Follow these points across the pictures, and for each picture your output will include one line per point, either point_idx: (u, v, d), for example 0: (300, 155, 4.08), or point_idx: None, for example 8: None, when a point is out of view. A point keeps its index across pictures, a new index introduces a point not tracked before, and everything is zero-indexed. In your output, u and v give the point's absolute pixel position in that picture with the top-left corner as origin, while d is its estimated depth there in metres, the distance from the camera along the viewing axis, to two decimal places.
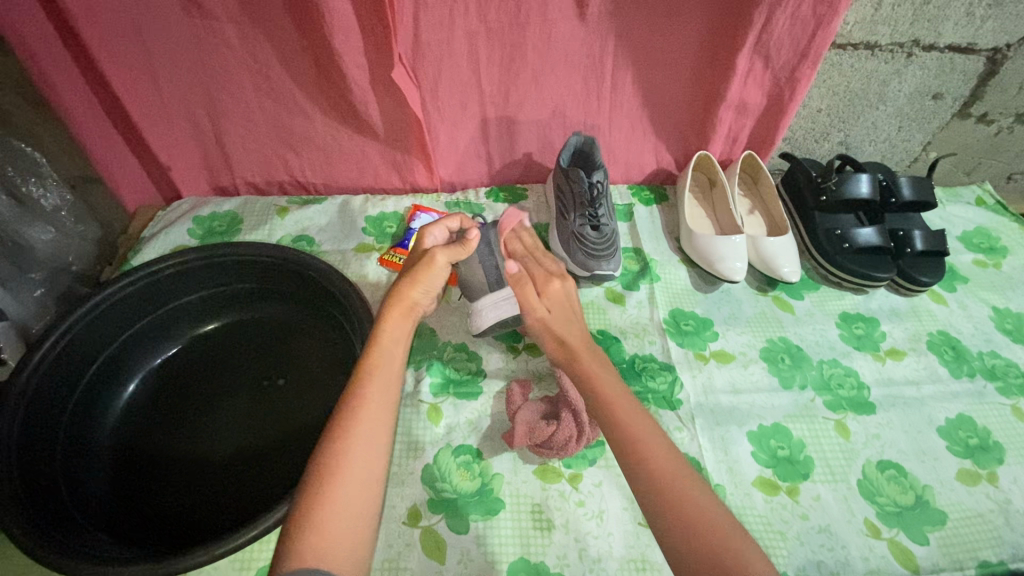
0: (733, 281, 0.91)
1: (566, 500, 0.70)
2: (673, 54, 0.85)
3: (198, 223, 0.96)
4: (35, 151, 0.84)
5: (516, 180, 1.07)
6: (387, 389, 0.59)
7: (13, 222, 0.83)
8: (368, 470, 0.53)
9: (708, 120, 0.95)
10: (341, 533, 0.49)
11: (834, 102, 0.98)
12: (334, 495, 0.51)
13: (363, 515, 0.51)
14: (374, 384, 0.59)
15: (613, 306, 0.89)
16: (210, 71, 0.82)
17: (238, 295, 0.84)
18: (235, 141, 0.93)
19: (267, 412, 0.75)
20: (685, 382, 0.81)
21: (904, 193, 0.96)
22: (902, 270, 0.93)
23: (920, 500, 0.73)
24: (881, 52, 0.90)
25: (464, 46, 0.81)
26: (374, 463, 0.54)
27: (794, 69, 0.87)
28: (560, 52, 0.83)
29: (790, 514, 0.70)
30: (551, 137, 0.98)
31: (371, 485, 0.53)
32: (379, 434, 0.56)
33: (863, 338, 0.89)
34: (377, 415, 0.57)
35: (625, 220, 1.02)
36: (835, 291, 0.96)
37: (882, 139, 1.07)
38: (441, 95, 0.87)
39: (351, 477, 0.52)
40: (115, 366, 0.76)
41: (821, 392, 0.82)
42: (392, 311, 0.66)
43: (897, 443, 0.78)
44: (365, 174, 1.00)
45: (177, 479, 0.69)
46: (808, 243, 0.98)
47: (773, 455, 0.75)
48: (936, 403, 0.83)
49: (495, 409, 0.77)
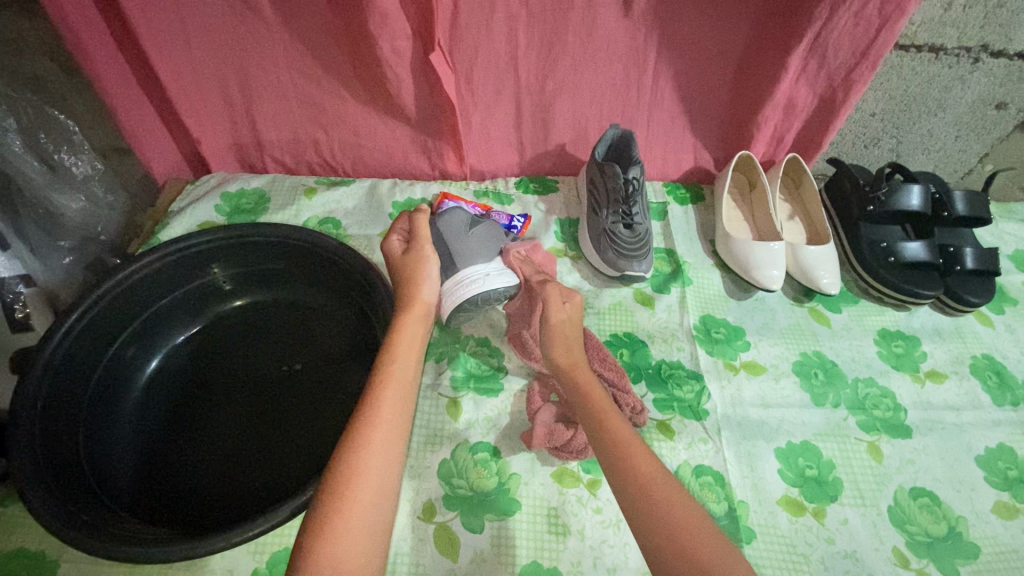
0: (769, 289, 0.87)
1: (583, 506, 0.68)
2: (723, 48, 0.81)
3: (226, 199, 0.95)
4: (67, 119, 0.84)
5: (547, 171, 1.04)
6: (404, 398, 0.59)
7: (44, 188, 0.84)
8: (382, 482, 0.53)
9: (753, 120, 0.90)
10: (355, 552, 0.48)
11: (889, 106, 0.93)
12: (348, 510, 0.50)
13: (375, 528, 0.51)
14: (389, 392, 0.58)
15: (641, 309, 0.87)
16: (244, 45, 0.80)
17: (263, 275, 0.83)
18: (266, 118, 0.91)
19: (286, 397, 0.74)
20: (713, 393, 0.79)
21: (957, 207, 0.91)
22: (949, 288, 0.89)
23: (953, 532, 0.70)
24: (946, 55, 0.84)
25: (503, 31, 0.78)
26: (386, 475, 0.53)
27: (850, 71, 0.82)
28: (602, 42, 0.80)
29: (815, 537, 0.68)
30: (586, 129, 0.95)
31: (385, 498, 0.53)
32: (393, 443, 0.55)
33: (902, 357, 0.86)
34: (392, 425, 0.56)
35: (659, 219, 0.98)
36: (876, 305, 0.92)
37: (936, 148, 1.01)
38: (476, 81, 0.84)
39: (368, 489, 0.52)
40: (139, 341, 0.76)
41: (855, 411, 0.79)
42: (408, 315, 0.67)
43: (932, 470, 0.75)
44: (395, 158, 0.98)
45: (197, 459, 0.69)
46: (850, 253, 0.93)
47: (801, 475, 0.73)
48: (976, 430, 0.79)
49: (515, 408, 0.75)
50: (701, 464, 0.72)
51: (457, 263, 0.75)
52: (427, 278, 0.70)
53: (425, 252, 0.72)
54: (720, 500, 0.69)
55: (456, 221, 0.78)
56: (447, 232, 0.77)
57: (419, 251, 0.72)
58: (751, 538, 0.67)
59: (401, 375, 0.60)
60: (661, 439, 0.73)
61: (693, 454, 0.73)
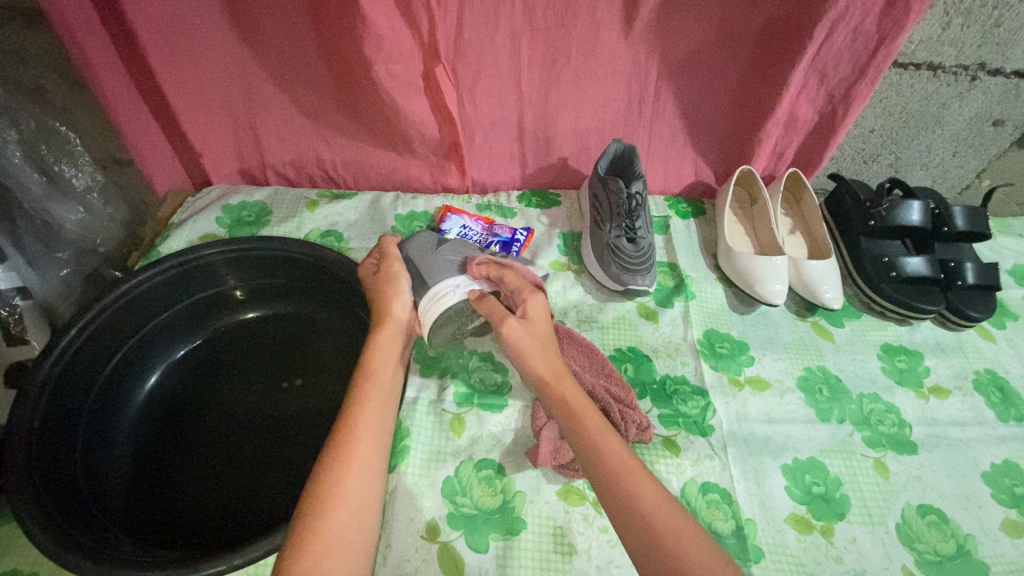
0: (772, 304, 0.87)
1: (590, 525, 0.67)
2: (725, 64, 0.82)
3: (227, 211, 0.94)
4: (68, 132, 0.84)
5: (549, 185, 1.04)
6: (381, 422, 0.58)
7: (43, 200, 0.83)
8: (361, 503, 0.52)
9: (754, 136, 0.91)
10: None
11: (888, 123, 0.94)
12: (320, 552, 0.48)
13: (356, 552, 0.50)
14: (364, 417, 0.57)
15: (645, 323, 0.86)
16: (248, 58, 0.80)
17: (265, 288, 0.82)
18: (268, 131, 0.91)
19: (287, 413, 0.73)
20: (718, 408, 0.78)
21: (957, 223, 0.91)
22: (951, 303, 0.89)
23: (962, 550, 0.69)
24: (944, 73, 0.86)
25: (507, 47, 0.78)
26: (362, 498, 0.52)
27: (850, 88, 0.83)
28: (605, 58, 0.80)
29: (824, 556, 0.67)
30: (589, 144, 0.95)
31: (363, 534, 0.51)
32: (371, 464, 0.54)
33: (906, 372, 0.86)
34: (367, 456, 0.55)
35: (661, 233, 0.98)
36: (879, 319, 0.92)
37: (934, 164, 1.02)
38: (480, 96, 0.85)
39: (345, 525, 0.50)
40: (139, 355, 0.74)
41: (860, 427, 0.79)
42: (383, 331, 0.66)
43: (939, 487, 0.74)
44: (397, 171, 0.98)
45: (195, 477, 0.68)
46: (852, 268, 0.94)
47: (808, 492, 0.72)
48: (981, 446, 0.79)
49: (520, 424, 0.75)
50: (708, 481, 0.71)
51: (428, 281, 0.72)
52: (399, 292, 0.69)
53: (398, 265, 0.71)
54: (728, 518, 0.69)
55: (424, 243, 0.77)
56: (416, 255, 0.75)
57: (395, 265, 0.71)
58: (759, 557, 0.66)
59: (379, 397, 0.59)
60: (666, 455, 0.73)
61: (699, 471, 0.72)
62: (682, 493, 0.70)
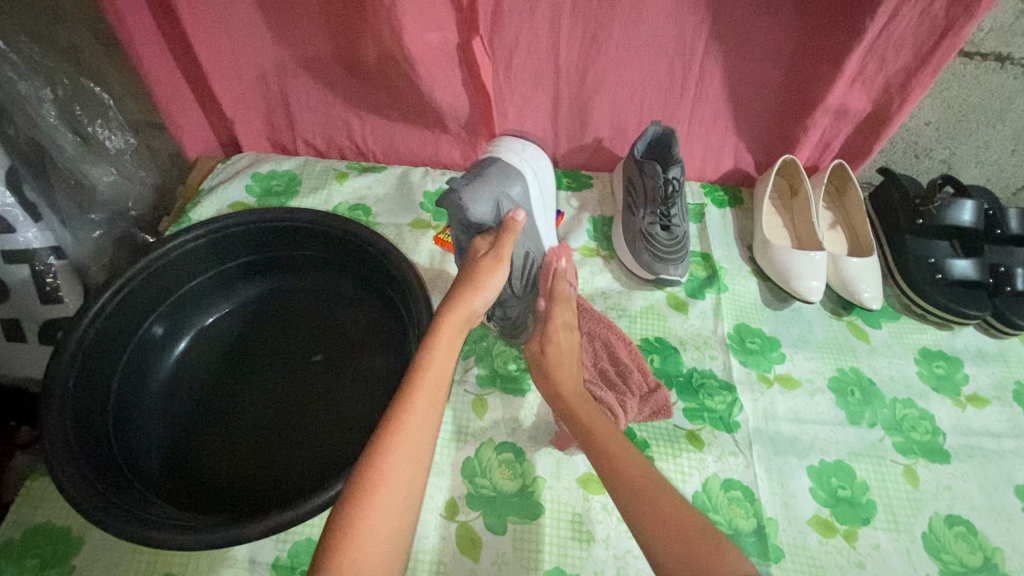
0: (809, 301, 0.84)
1: (608, 513, 0.67)
2: (776, 47, 0.78)
3: (257, 180, 0.94)
4: (102, 91, 0.84)
5: (581, 166, 1.00)
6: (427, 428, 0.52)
7: (78, 161, 0.84)
8: (405, 483, 0.48)
9: (801, 123, 0.87)
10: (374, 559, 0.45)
11: (945, 115, 0.88)
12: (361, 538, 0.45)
13: (398, 534, 0.47)
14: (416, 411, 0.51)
15: (674, 314, 0.85)
16: (280, 22, 0.78)
17: (290, 259, 0.82)
18: (300, 100, 0.90)
19: (311, 387, 0.73)
20: (745, 405, 0.77)
21: (1011, 225, 0.88)
22: (998, 309, 0.85)
23: (989, 563, 0.67)
24: (1012, 65, 0.80)
25: (548, 18, 0.75)
26: (407, 484, 0.49)
27: (909, 76, 0.78)
28: (649, 35, 0.77)
29: (846, 561, 0.66)
30: (625, 126, 0.91)
31: (395, 542, 0.47)
32: (424, 441, 0.51)
33: (943, 379, 0.82)
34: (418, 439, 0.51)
35: (696, 222, 0.95)
36: (918, 322, 0.88)
37: (990, 161, 0.96)
38: (516, 70, 0.82)
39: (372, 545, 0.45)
40: (167, 322, 0.75)
41: (891, 432, 0.76)
42: (448, 322, 0.59)
43: (970, 498, 0.72)
44: (426, 146, 0.96)
45: (219, 443, 0.68)
46: (892, 267, 0.90)
47: (833, 495, 0.71)
48: (1017, 459, 0.76)
49: (542, 409, 0.74)
50: (731, 478, 0.71)
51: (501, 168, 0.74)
52: (489, 285, 0.63)
53: (500, 262, 0.65)
54: (749, 516, 0.68)
55: (479, 203, 0.68)
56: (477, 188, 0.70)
57: (495, 259, 0.65)
58: (779, 557, 0.66)
59: (430, 399, 0.53)
60: (689, 450, 0.72)
61: (722, 467, 0.71)
62: (704, 489, 0.69)
